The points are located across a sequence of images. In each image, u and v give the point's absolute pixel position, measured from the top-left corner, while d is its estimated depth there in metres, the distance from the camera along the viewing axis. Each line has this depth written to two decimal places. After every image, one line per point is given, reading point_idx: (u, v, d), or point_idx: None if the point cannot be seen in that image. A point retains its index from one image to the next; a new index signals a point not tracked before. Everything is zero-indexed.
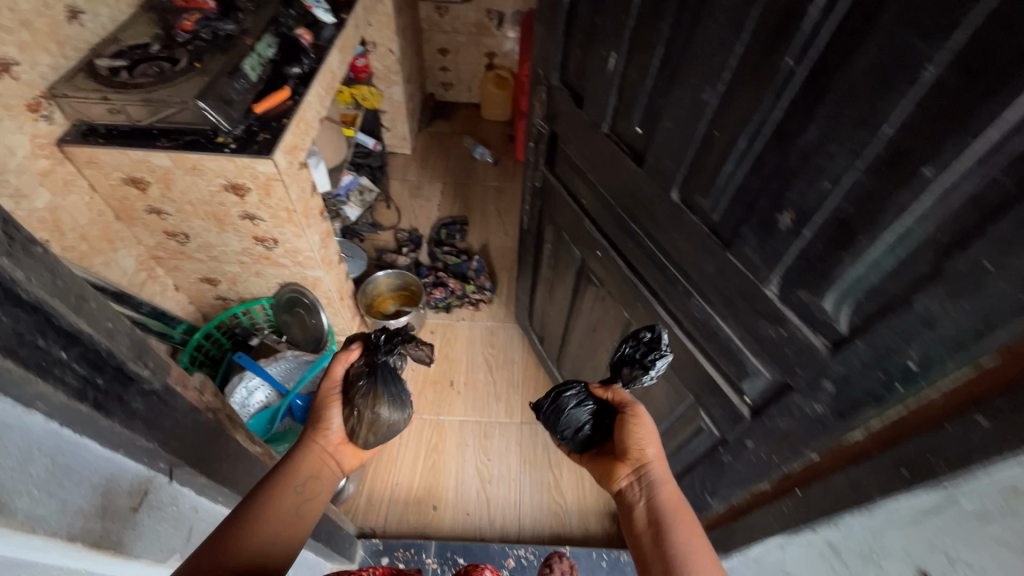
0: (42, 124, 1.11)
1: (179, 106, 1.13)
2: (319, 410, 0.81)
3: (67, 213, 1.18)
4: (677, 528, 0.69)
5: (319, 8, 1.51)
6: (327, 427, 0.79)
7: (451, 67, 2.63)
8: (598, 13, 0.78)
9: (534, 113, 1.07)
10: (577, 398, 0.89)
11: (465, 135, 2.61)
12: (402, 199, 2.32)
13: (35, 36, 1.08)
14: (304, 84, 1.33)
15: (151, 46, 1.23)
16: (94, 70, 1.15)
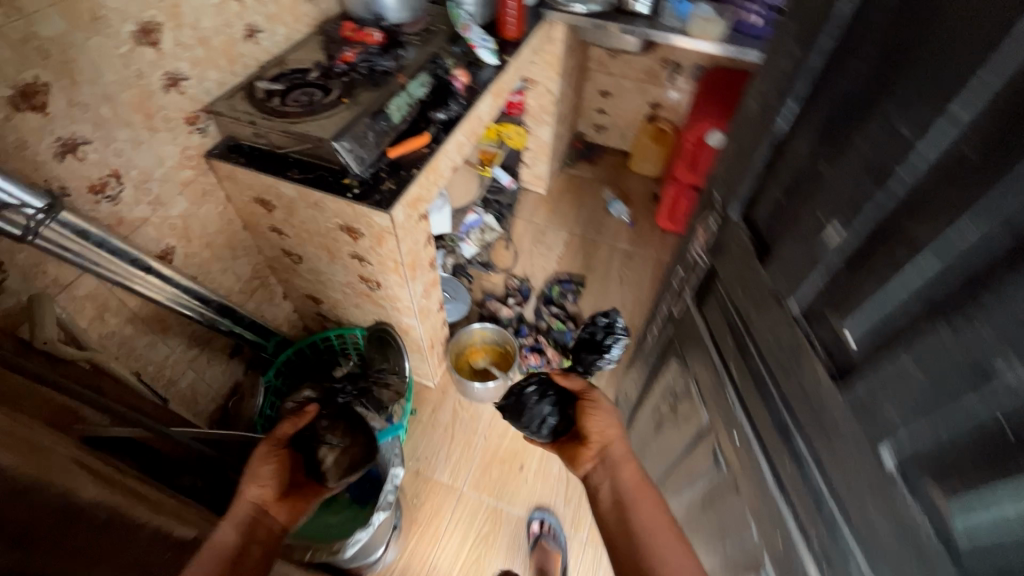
0: (195, 136, 1.13)
1: (315, 143, 1.08)
2: (259, 471, 0.89)
3: (199, 221, 1.21)
4: (641, 499, 0.82)
5: (484, 49, 1.43)
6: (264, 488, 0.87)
7: (609, 111, 2.46)
8: (828, 162, 0.55)
9: (694, 238, 0.86)
10: (537, 394, 1.04)
11: (606, 186, 2.42)
12: (523, 242, 2.19)
13: (210, 53, 1.11)
14: (446, 131, 1.24)
15: (311, 74, 1.21)
16: (253, 92, 1.15)
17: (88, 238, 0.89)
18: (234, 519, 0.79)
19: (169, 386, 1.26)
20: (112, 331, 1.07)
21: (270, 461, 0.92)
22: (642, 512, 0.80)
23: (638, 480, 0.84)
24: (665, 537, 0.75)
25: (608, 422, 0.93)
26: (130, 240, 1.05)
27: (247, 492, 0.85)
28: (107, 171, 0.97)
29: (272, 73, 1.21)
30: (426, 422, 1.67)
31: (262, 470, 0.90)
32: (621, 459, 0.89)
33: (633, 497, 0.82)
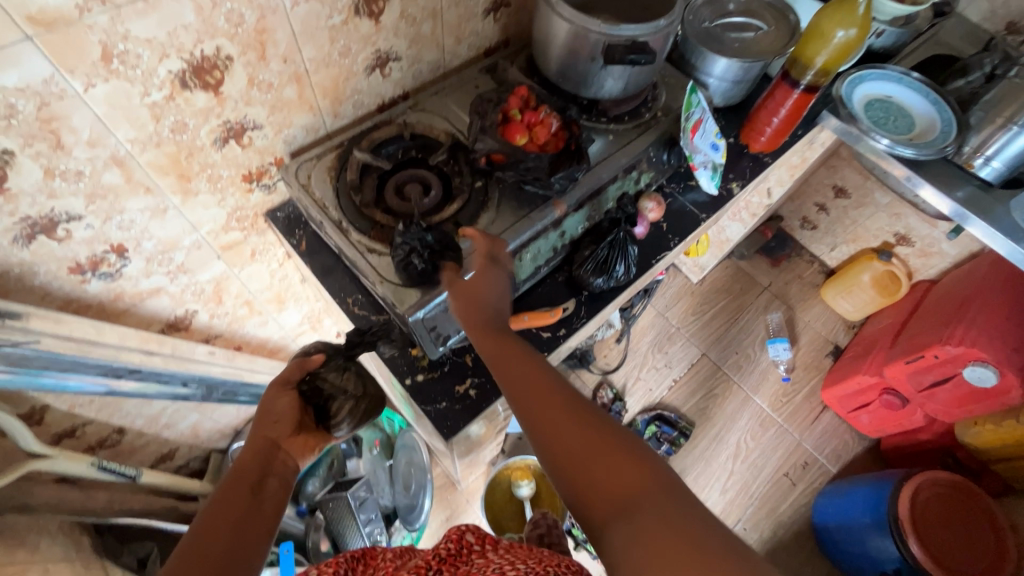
0: (256, 194, 0.80)
1: (384, 298, 0.71)
2: (257, 426, 0.61)
3: (240, 282, 0.92)
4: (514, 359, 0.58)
5: (705, 171, 0.91)
6: (275, 419, 0.62)
7: (833, 213, 1.74)
8: None
9: None
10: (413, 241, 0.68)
11: (777, 305, 1.83)
12: (642, 341, 1.74)
13: (305, 93, 0.74)
14: (588, 308, 0.83)
15: (436, 154, 0.80)
16: (344, 163, 0.78)
17: (27, 365, 0.67)
18: (237, 465, 0.56)
19: (163, 430, 1.06)
20: (89, 402, 0.85)
21: (279, 413, 0.63)
22: (530, 386, 0.54)
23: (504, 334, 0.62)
24: (548, 409, 0.51)
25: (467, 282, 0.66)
26: (127, 316, 0.79)
27: (255, 433, 0.60)
28: (105, 247, 0.68)
29: (385, 130, 0.82)
30: (434, 529, 1.41)
31: (274, 417, 0.62)
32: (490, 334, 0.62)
33: (520, 380, 0.55)
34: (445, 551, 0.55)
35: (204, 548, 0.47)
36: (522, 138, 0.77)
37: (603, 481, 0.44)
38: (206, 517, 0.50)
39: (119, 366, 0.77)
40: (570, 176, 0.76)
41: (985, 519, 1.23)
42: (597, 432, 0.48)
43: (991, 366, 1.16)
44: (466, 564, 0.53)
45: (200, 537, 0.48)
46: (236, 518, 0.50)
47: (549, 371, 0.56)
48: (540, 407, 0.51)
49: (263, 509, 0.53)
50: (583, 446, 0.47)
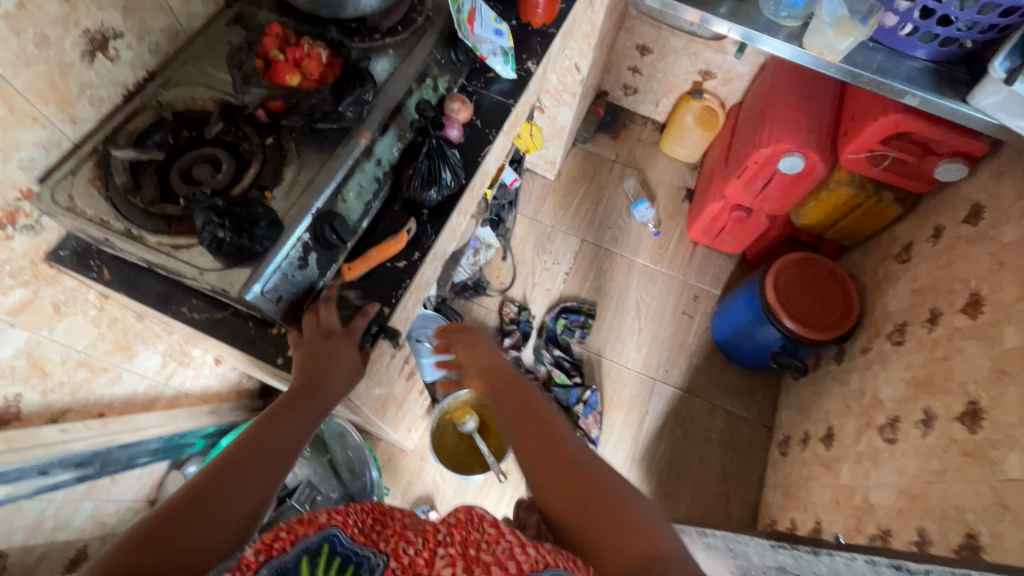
0: (21, 239, 0.69)
1: (215, 291, 0.66)
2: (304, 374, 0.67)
3: (59, 344, 0.80)
4: (518, 394, 0.70)
5: (497, 58, 0.91)
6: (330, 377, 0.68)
7: (643, 71, 1.84)
8: None
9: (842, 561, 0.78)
10: (205, 220, 0.63)
11: (630, 172, 1.95)
12: (525, 250, 1.79)
13: (17, 103, 0.62)
14: (433, 225, 0.83)
15: (210, 126, 0.73)
16: (107, 169, 0.69)
17: None
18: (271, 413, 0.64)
19: (57, 533, 0.94)
20: None
21: (331, 362, 0.68)
22: (542, 440, 0.61)
23: (508, 372, 0.76)
24: (542, 440, 0.62)
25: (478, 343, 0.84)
26: None
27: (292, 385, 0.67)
28: None
29: (140, 119, 0.72)
30: (400, 497, 1.41)
31: (324, 367, 0.68)
32: (501, 381, 0.74)
33: (519, 413, 0.67)
34: (457, 516, 0.53)
35: (225, 488, 0.53)
36: (294, 77, 0.72)
37: (609, 540, 0.52)
38: (231, 462, 0.55)
39: None
40: (358, 100, 0.73)
41: (830, 278, 1.44)
42: (605, 499, 0.55)
43: (797, 153, 1.34)
44: (478, 531, 0.52)
45: (222, 468, 0.54)
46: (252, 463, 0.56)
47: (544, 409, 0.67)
48: (533, 442, 0.62)
49: (281, 459, 0.59)
50: (571, 489, 0.56)
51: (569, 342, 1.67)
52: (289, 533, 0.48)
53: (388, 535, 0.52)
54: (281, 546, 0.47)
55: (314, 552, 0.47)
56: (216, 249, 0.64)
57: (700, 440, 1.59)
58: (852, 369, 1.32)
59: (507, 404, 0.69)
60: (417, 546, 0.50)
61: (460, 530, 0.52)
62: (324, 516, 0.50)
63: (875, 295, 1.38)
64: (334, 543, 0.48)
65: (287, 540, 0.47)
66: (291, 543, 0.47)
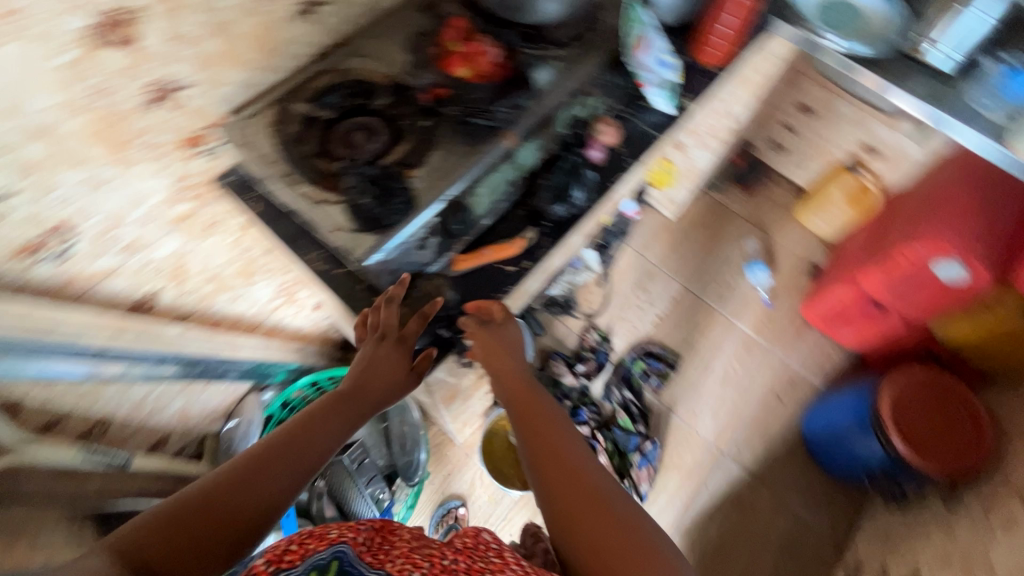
0: (200, 161, 0.78)
1: (339, 250, 0.70)
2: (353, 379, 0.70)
3: (201, 257, 0.90)
4: (542, 426, 0.65)
5: (658, 91, 0.90)
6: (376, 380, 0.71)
7: (800, 132, 1.69)
8: None
9: None
10: (354, 185, 0.70)
11: (754, 232, 1.83)
12: (623, 282, 1.74)
13: (233, 45, 0.71)
14: (552, 238, 0.83)
15: (378, 98, 0.78)
16: (284, 117, 0.77)
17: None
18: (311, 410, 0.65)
19: (151, 416, 1.06)
20: (65, 392, 0.85)
21: (377, 371, 0.72)
22: (574, 484, 0.58)
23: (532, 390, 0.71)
24: (570, 488, 0.57)
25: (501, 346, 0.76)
26: (87, 297, 0.77)
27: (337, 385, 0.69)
28: (48, 227, 0.67)
29: (324, 79, 0.80)
30: (437, 485, 1.43)
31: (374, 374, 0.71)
32: (526, 404, 0.69)
33: (543, 452, 0.62)
34: (462, 544, 0.58)
35: (257, 480, 0.54)
36: (462, 70, 0.78)
37: None
38: (262, 454, 0.56)
39: (84, 348, 0.78)
40: (515, 105, 0.77)
41: (960, 403, 1.27)
42: (639, 554, 0.52)
43: (959, 260, 1.17)
44: (483, 561, 0.55)
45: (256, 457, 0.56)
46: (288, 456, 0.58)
47: (569, 446, 0.62)
48: (561, 487, 0.58)
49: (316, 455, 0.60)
50: (605, 546, 0.53)
51: (643, 388, 1.61)
52: (299, 547, 0.50)
53: (395, 557, 0.53)
54: (291, 559, 0.49)
55: (321, 569, 0.48)
56: (354, 211, 0.70)
57: (756, 534, 1.46)
58: (963, 520, 1.14)
59: (531, 437, 0.64)
60: (423, 568, 0.52)
61: (465, 560, 0.55)
62: (333, 536, 0.52)
63: (1014, 444, 1.18)
64: (341, 561, 0.49)
65: (297, 554, 0.49)
66: (301, 556, 0.49)
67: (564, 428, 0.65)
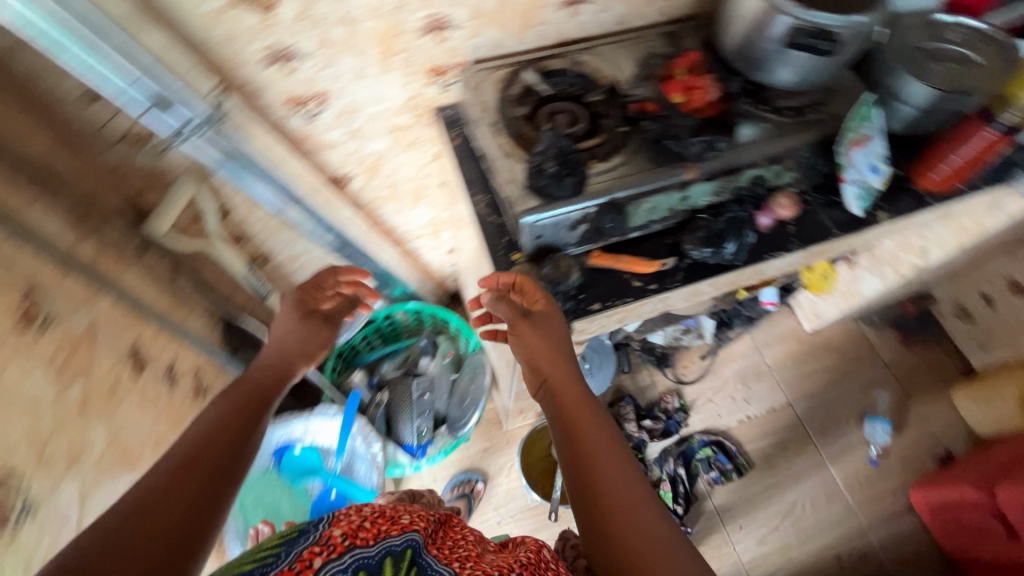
0: (433, 89, 0.93)
1: (506, 200, 0.78)
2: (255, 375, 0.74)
3: (394, 164, 1.06)
4: (593, 446, 0.66)
5: (855, 190, 0.88)
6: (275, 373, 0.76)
7: (998, 309, 1.46)
8: None
9: None
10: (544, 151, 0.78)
11: (893, 388, 1.64)
12: (728, 367, 1.67)
13: (502, 10, 0.83)
14: (685, 276, 0.85)
15: (592, 94, 0.86)
16: (512, 81, 0.88)
17: (235, 161, 0.86)
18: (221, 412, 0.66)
19: (296, 274, 1.24)
20: (258, 219, 1.03)
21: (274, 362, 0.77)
22: (619, 521, 0.59)
23: (584, 405, 0.72)
24: (617, 524, 0.59)
25: (541, 339, 0.76)
26: (309, 156, 0.95)
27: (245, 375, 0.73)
28: (314, 91, 0.84)
29: (555, 63, 0.90)
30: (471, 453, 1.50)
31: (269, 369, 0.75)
32: (573, 418, 0.70)
33: (592, 481, 0.63)
34: (527, 559, 0.59)
35: (176, 486, 0.55)
36: (676, 97, 0.83)
37: None
38: (181, 462, 0.57)
39: (290, 190, 0.96)
40: (709, 144, 0.79)
41: None
42: None
43: None
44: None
45: (176, 467, 0.57)
46: (202, 459, 0.59)
47: (619, 476, 0.63)
48: (610, 523, 0.59)
49: (225, 452, 0.61)
50: None
51: (699, 474, 1.53)
52: (372, 526, 0.54)
53: (461, 556, 0.56)
54: (365, 536, 0.53)
55: (396, 554, 0.52)
56: (532, 172, 0.77)
57: None
58: None
59: (579, 463, 0.65)
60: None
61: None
62: (403, 522, 0.56)
63: None
64: (413, 551, 0.53)
65: (369, 533, 0.53)
66: (373, 536, 0.53)
67: (610, 442, 0.67)
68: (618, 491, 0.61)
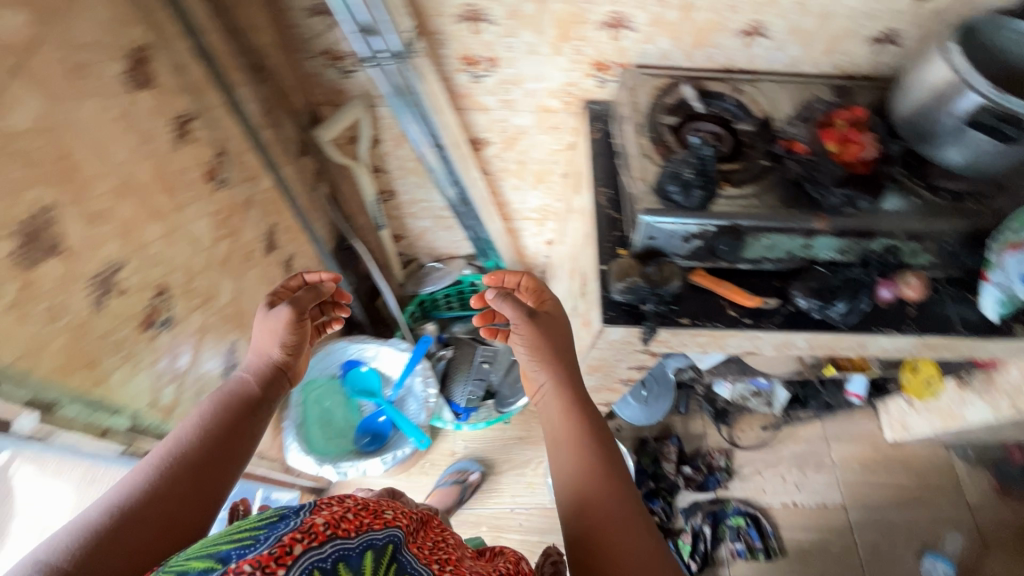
0: (590, 82, 0.98)
1: (632, 195, 0.81)
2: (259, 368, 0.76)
3: (529, 143, 1.12)
4: (582, 444, 0.70)
5: (996, 293, 0.81)
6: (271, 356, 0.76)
7: None
8: None
9: None
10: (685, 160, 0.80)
11: (970, 533, 1.47)
12: (788, 446, 1.57)
13: (680, 23, 0.86)
14: (783, 322, 0.83)
15: (743, 123, 0.87)
16: (669, 91, 0.91)
17: (404, 96, 0.93)
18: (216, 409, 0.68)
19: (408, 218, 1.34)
20: (397, 157, 1.13)
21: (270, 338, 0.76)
22: (600, 517, 0.63)
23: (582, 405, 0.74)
24: (598, 519, 0.62)
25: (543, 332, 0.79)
26: (461, 113, 1.04)
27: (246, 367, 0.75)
28: (488, 55, 0.92)
29: (717, 86, 0.92)
30: (506, 435, 1.53)
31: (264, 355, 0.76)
32: (564, 416, 0.73)
33: (578, 486, 0.66)
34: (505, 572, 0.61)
35: (160, 494, 0.57)
36: (830, 146, 0.82)
37: None
38: (167, 469, 0.60)
39: (436, 136, 1.04)
40: (849, 199, 0.78)
41: None
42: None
43: None
44: None
45: (162, 475, 0.59)
46: (190, 467, 0.61)
47: (603, 479, 0.66)
48: (592, 522, 0.63)
49: (214, 458, 0.63)
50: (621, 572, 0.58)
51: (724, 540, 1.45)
52: (354, 517, 0.53)
53: (439, 557, 0.57)
54: (347, 527, 0.51)
55: (378, 549, 0.51)
56: (666, 175, 0.79)
57: None
58: None
59: (569, 465, 0.68)
60: None
61: None
62: (384, 519, 0.55)
63: None
64: (394, 547, 0.52)
65: (350, 524, 0.52)
66: (355, 529, 0.51)
67: (596, 441, 0.70)
68: (607, 500, 0.64)
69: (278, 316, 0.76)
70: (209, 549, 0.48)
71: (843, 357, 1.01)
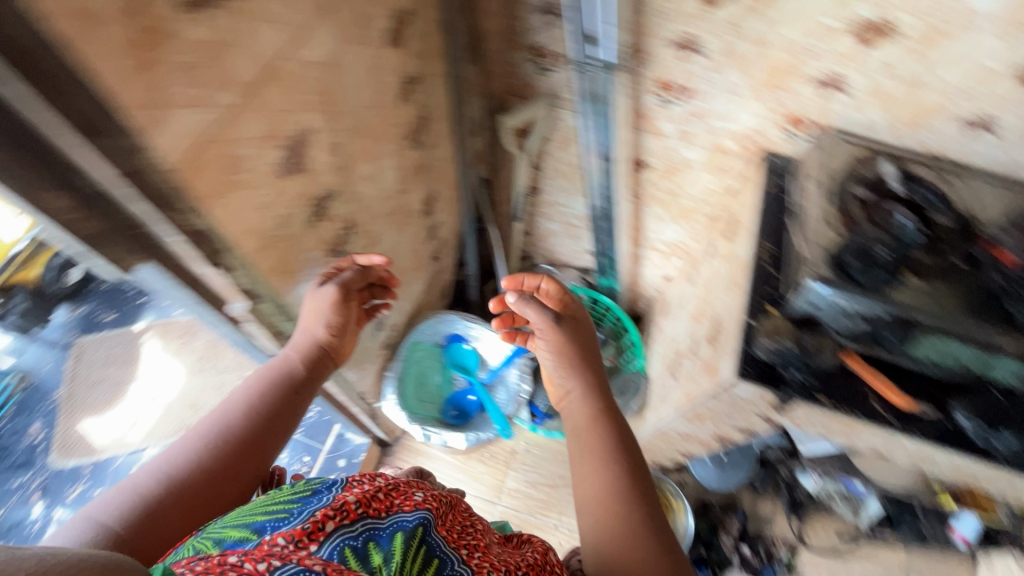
0: (778, 134, 0.94)
1: (803, 259, 0.80)
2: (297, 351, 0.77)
3: (688, 180, 1.09)
4: (613, 470, 0.71)
5: None
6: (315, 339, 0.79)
7: None
8: None
9: None
10: (872, 239, 0.75)
11: None
12: (863, 565, 1.42)
13: (900, 97, 0.82)
14: (935, 437, 0.76)
15: (945, 214, 0.78)
16: (866, 162, 0.85)
17: (595, 103, 0.95)
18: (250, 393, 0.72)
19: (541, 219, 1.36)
20: (556, 159, 1.16)
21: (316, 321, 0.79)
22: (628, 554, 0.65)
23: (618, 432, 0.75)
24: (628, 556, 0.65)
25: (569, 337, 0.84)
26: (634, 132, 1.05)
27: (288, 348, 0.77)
28: (683, 84, 0.93)
29: (922, 170, 0.83)
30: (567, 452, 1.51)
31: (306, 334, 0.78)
32: (593, 437, 0.75)
33: (604, 520, 0.68)
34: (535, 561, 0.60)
35: (193, 476, 0.61)
36: None
37: None
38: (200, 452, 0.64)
39: (605, 149, 1.05)
40: None
41: None
42: None
43: None
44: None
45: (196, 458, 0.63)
46: (224, 449, 0.65)
47: (630, 510, 0.68)
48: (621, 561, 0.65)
49: (243, 441, 0.67)
50: None
51: None
52: (384, 497, 0.57)
53: (468, 544, 0.57)
54: (377, 506, 0.55)
55: (409, 529, 0.53)
56: (847, 249, 0.76)
57: None
58: None
59: (596, 497, 0.70)
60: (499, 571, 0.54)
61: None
62: (412, 500, 0.58)
63: None
64: (424, 529, 0.54)
65: (380, 504, 0.56)
66: (384, 509, 0.55)
67: (623, 466, 0.72)
68: (634, 533, 0.66)
69: (324, 296, 0.79)
70: (252, 518, 0.54)
71: (968, 487, 0.94)
